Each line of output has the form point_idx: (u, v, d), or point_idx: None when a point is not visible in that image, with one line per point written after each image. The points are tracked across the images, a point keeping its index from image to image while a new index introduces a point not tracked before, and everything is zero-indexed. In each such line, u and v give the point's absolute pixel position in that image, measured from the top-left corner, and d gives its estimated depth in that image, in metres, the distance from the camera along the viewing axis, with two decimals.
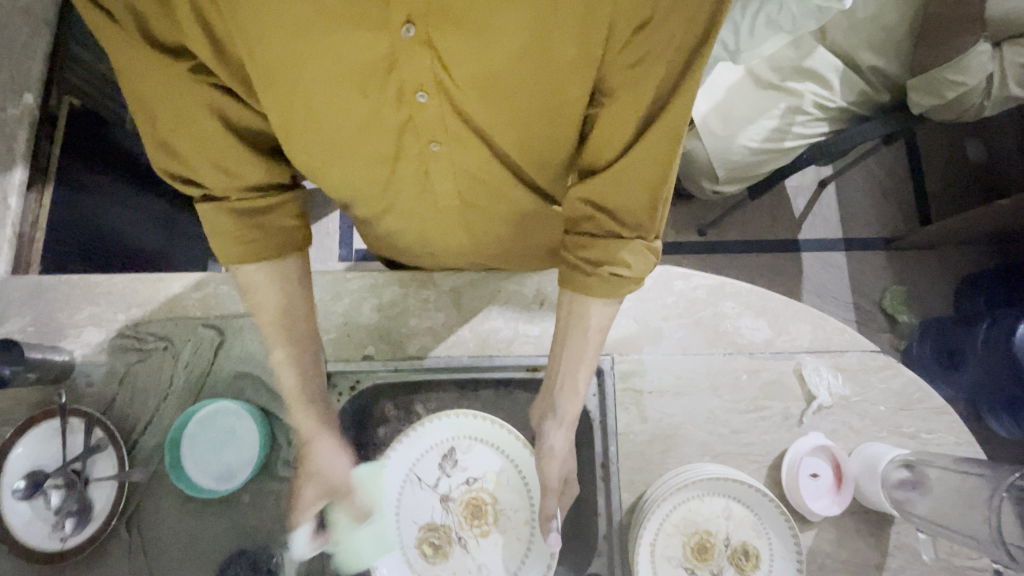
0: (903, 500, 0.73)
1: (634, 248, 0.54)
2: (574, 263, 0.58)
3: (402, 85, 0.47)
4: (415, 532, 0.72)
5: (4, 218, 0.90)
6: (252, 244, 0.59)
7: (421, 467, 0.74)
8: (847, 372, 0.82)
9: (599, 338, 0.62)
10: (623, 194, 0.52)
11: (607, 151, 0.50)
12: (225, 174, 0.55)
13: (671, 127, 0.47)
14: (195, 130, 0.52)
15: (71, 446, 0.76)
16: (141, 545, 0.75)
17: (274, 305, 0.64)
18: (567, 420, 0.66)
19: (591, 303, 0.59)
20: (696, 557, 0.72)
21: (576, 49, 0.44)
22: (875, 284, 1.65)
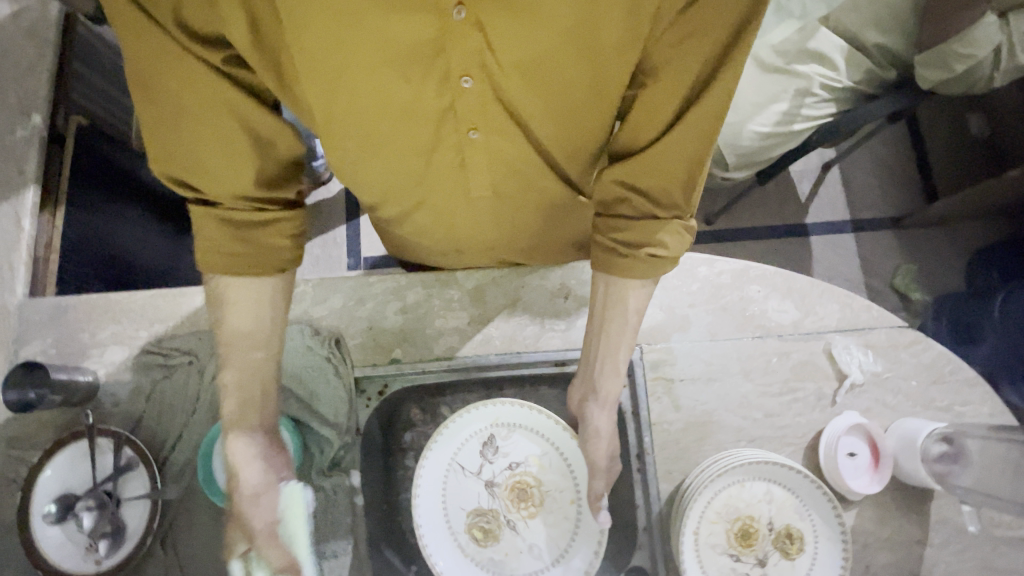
0: (944, 473, 0.72)
1: (672, 228, 0.55)
2: (608, 246, 0.57)
3: (448, 71, 0.47)
4: (463, 518, 0.72)
5: (18, 241, 0.89)
6: (232, 257, 0.58)
7: (463, 454, 0.74)
8: (877, 349, 0.82)
9: (637, 321, 0.63)
10: (663, 171, 0.52)
11: (648, 129, 0.51)
12: (220, 179, 0.55)
13: (715, 100, 0.48)
14: (204, 133, 0.51)
15: (101, 467, 0.75)
16: (178, 563, 0.74)
17: (252, 320, 0.62)
18: (608, 405, 0.66)
19: (629, 285, 0.59)
20: (741, 543, 0.71)
21: (624, 26, 0.44)
22: (885, 263, 1.65)
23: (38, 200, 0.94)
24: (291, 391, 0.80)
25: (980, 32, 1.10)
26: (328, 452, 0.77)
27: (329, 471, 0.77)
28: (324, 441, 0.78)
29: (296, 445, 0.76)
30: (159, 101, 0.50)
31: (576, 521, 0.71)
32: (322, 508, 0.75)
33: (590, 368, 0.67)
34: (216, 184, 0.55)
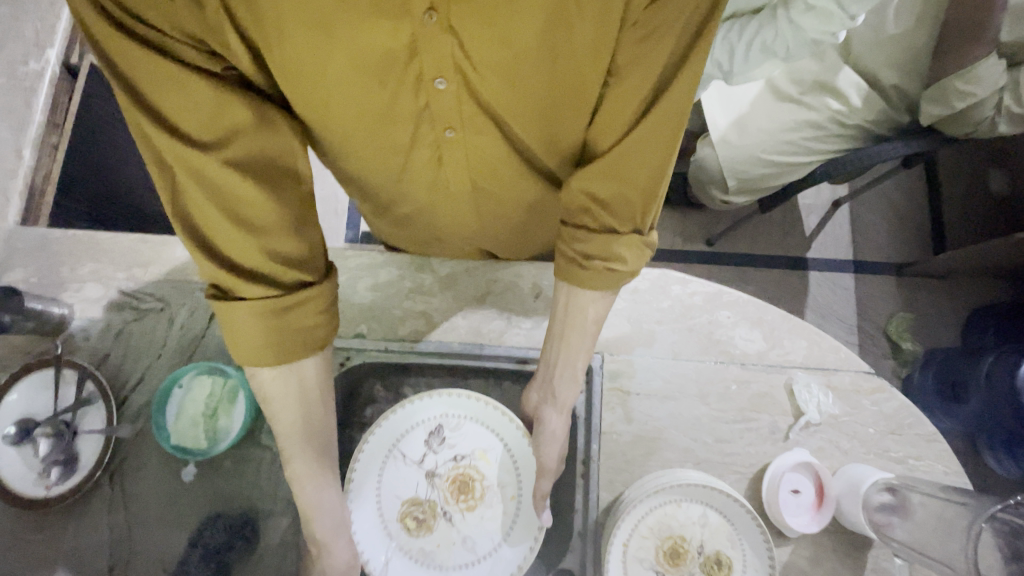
0: (882, 524, 0.72)
1: (629, 242, 0.56)
2: (569, 255, 0.59)
3: (422, 72, 0.49)
4: (397, 506, 0.72)
5: (17, 170, 0.93)
6: (293, 328, 0.53)
7: (408, 442, 0.74)
8: (838, 391, 0.81)
9: (595, 329, 0.65)
10: (622, 182, 0.53)
11: (617, 130, 0.52)
12: (254, 235, 0.49)
13: (670, 111, 0.48)
14: (233, 182, 0.47)
15: (64, 397, 0.77)
16: (123, 499, 0.76)
17: (289, 391, 0.58)
18: (564, 410, 0.70)
19: (586, 296, 0.62)
20: (668, 561, 0.71)
21: (590, 35, 0.46)
22: (881, 309, 1.63)
23: (41, 133, 0.99)
24: None
25: (983, 69, 1.05)
26: None
27: None
28: None
29: (252, 403, 0.76)
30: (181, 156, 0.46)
31: (514, 516, 0.72)
32: (267, 467, 0.77)
33: (548, 372, 0.70)
34: (248, 244, 0.49)
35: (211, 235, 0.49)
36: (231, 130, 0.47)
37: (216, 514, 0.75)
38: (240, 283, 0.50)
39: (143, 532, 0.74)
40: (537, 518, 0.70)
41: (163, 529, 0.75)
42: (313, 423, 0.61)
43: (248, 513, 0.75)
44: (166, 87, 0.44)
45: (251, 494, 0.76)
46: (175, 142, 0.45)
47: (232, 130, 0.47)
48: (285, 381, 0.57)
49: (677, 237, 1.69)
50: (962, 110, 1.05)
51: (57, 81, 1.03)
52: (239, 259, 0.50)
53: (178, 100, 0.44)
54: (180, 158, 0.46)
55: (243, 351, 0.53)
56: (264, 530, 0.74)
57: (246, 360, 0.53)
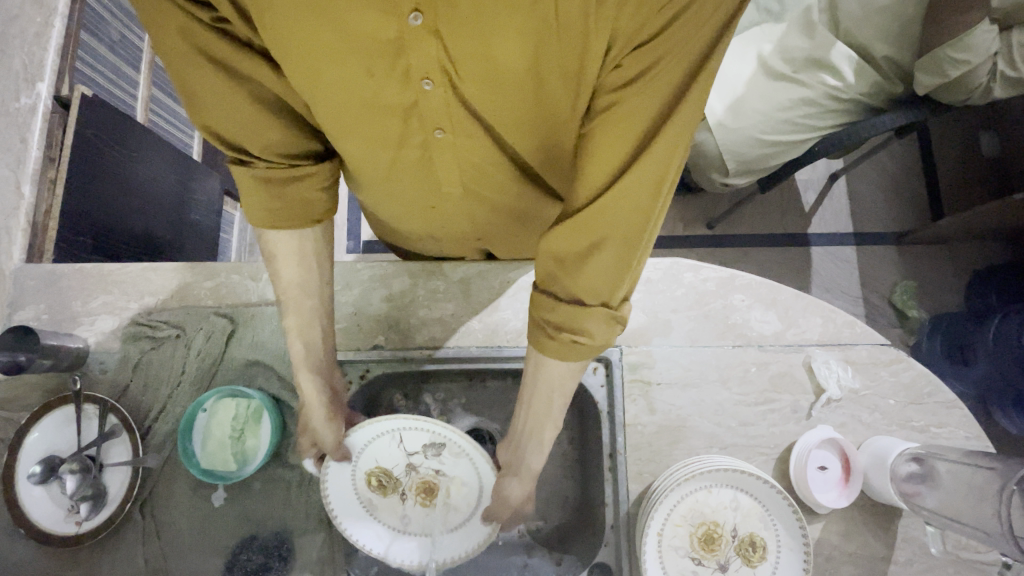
0: (912, 493, 0.73)
1: (596, 316, 0.49)
2: (534, 321, 0.52)
3: (409, 71, 0.47)
4: (371, 465, 0.73)
5: (17, 208, 0.94)
6: (295, 202, 0.57)
7: (412, 434, 0.73)
8: (857, 365, 0.82)
9: (563, 401, 0.59)
10: (591, 249, 0.46)
11: (585, 191, 0.45)
12: (257, 132, 0.52)
13: (651, 166, 0.41)
14: (229, 90, 0.49)
15: (87, 432, 0.77)
16: (156, 529, 0.76)
17: (300, 267, 0.62)
18: (524, 480, 0.66)
19: (556, 367, 0.54)
20: (703, 547, 0.72)
21: (577, 46, 0.42)
22: (885, 279, 1.64)
23: (38, 168, 0.96)
24: (273, 370, 0.81)
25: (975, 37, 1.05)
26: None
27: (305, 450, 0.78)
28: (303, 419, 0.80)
29: (277, 423, 0.77)
30: (184, 64, 0.48)
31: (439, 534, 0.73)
32: (296, 486, 0.77)
33: (516, 441, 0.64)
34: (254, 136, 0.53)
35: (219, 130, 0.53)
36: (223, 52, 0.47)
37: (249, 538, 0.75)
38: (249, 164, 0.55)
39: (179, 560, 0.75)
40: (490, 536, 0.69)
41: (199, 555, 0.75)
42: (314, 295, 0.65)
43: (283, 533, 0.75)
44: (164, 15, 0.45)
45: (283, 514, 0.76)
46: (179, 50, 0.47)
47: (224, 55, 0.48)
48: (294, 257, 0.62)
49: (677, 223, 1.70)
50: (955, 77, 1.05)
51: (49, 114, 0.99)
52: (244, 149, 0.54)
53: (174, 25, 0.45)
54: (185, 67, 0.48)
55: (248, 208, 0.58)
56: (298, 550, 0.75)
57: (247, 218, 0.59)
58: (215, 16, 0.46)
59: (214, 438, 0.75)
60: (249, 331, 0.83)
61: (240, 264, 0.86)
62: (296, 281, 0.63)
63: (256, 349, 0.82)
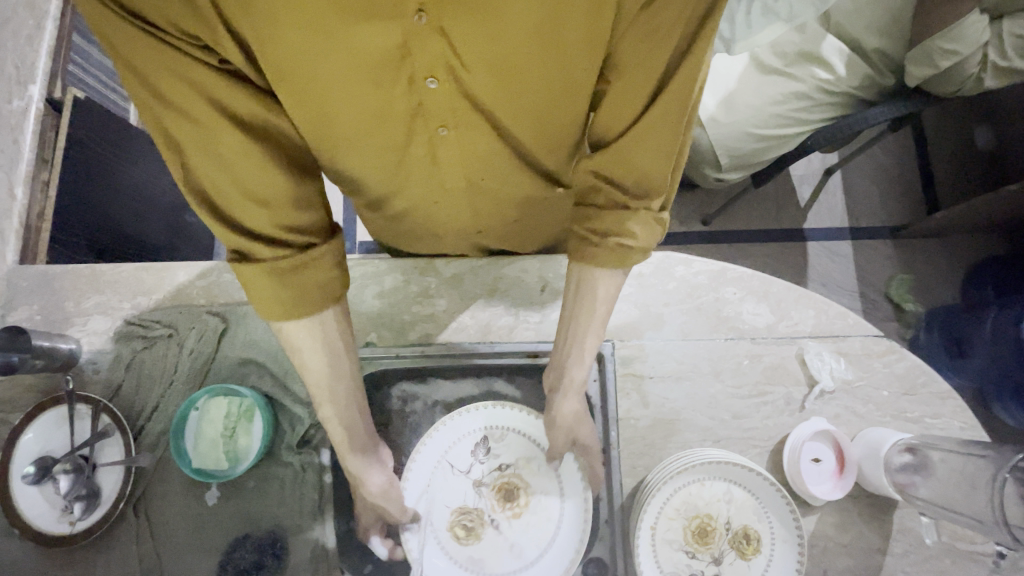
0: (906, 484, 0.72)
1: (640, 218, 0.55)
2: (581, 235, 0.59)
3: (414, 72, 0.47)
4: (446, 515, 0.73)
5: (11, 210, 0.91)
6: (315, 284, 0.54)
7: (454, 453, 0.76)
8: (850, 357, 0.82)
9: (607, 310, 0.63)
10: (629, 164, 0.53)
11: (618, 124, 0.51)
12: (267, 209, 0.49)
13: (676, 96, 0.47)
14: (237, 158, 0.45)
15: (80, 432, 0.77)
16: (149, 529, 0.76)
17: (315, 348, 0.59)
18: (574, 395, 0.69)
19: (597, 275, 0.60)
20: (697, 540, 0.72)
21: (582, 27, 0.44)
22: (881, 273, 1.63)
23: (32, 170, 0.96)
24: (266, 368, 0.81)
25: (966, 28, 1.05)
26: (300, 431, 0.78)
27: (298, 448, 0.78)
28: (295, 418, 0.79)
29: (268, 422, 0.77)
30: (187, 132, 0.43)
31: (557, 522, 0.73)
32: (290, 484, 0.77)
33: (559, 355, 0.68)
34: (263, 216, 0.49)
35: (226, 205, 0.48)
36: (242, 108, 0.44)
37: (243, 536, 0.75)
38: (262, 247, 0.50)
39: (172, 558, 0.75)
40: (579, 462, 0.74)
41: (193, 554, 0.75)
42: (342, 377, 0.63)
43: (276, 531, 0.75)
44: (166, 75, 0.40)
45: (277, 512, 0.76)
46: (174, 124, 0.43)
47: (238, 110, 0.44)
48: (313, 338, 0.58)
49: (673, 220, 1.70)
50: (948, 67, 1.05)
51: (41, 115, 0.98)
52: (254, 228, 0.50)
53: (180, 85, 0.41)
54: (189, 135, 0.43)
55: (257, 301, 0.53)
56: (292, 547, 0.74)
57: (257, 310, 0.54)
58: (222, 61, 0.42)
59: (206, 438, 0.75)
60: (241, 330, 0.83)
61: (232, 263, 0.87)
62: (325, 366, 0.60)
63: (248, 347, 0.82)
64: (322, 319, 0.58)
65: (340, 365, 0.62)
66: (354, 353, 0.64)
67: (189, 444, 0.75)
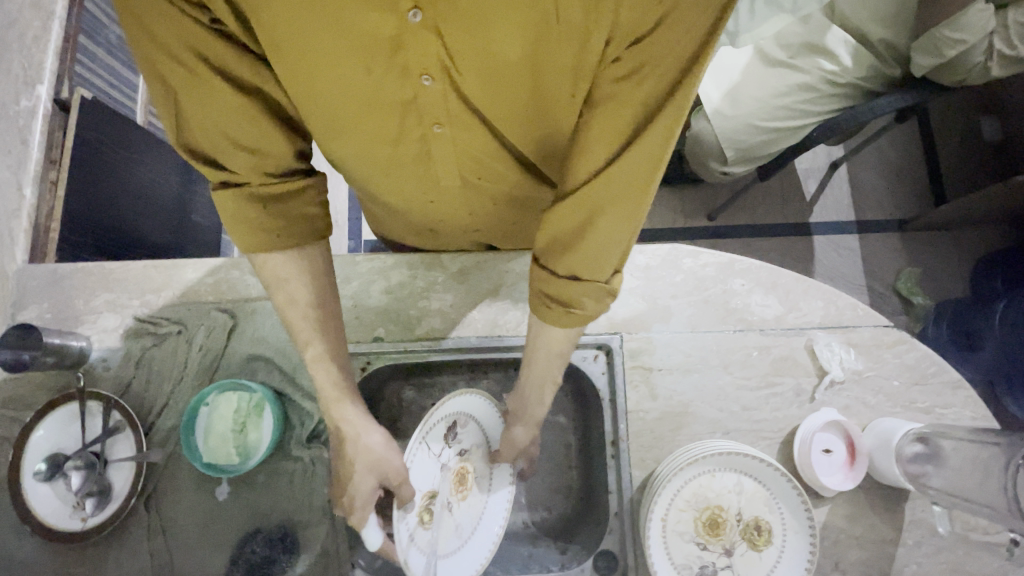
0: (918, 474, 0.72)
1: (589, 289, 0.52)
2: (533, 291, 0.55)
3: (408, 68, 0.47)
4: (420, 500, 0.66)
5: (19, 209, 0.94)
6: (294, 220, 0.57)
7: (434, 433, 0.67)
8: (860, 347, 0.81)
9: (562, 362, 0.62)
10: (585, 226, 0.48)
11: (578, 176, 0.46)
12: (249, 152, 0.51)
13: (639, 165, 0.43)
14: (224, 109, 0.47)
15: (91, 429, 0.77)
16: (160, 525, 0.76)
17: (299, 291, 0.61)
18: (530, 426, 0.71)
19: (555, 333, 0.57)
20: (708, 532, 0.72)
21: (571, 48, 0.43)
22: (888, 266, 1.63)
23: (40, 170, 0.97)
24: (275, 364, 0.82)
25: (970, 16, 1.04)
26: (309, 425, 0.79)
27: (308, 443, 0.78)
28: (305, 413, 0.80)
29: (278, 416, 0.78)
30: (177, 77, 0.46)
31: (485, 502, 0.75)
32: (299, 479, 0.77)
33: (518, 393, 0.68)
34: (245, 159, 0.51)
35: (213, 147, 0.51)
36: (230, 64, 0.46)
37: (254, 531, 0.75)
38: (247, 182, 0.53)
39: (183, 554, 0.75)
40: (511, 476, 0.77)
41: (204, 550, 0.75)
42: (332, 319, 0.64)
43: (286, 525, 0.76)
44: (160, 25, 0.43)
45: (287, 507, 0.76)
46: (168, 71, 0.45)
47: (228, 67, 0.46)
48: (297, 277, 0.61)
49: (678, 216, 1.69)
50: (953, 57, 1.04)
51: (49, 116, 0.99)
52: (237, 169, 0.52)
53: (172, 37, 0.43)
54: (180, 82, 0.46)
55: (237, 233, 0.56)
56: (303, 542, 0.75)
57: (237, 242, 0.57)
58: (214, 20, 0.44)
59: (216, 433, 0.75)
60: (249, 326, 0.83)
61: (239, 260, 0.87)
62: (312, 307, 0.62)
63: (256, 343, 0.82)
64: (307, 259, 0.61)
65: (321, 309, 0.63)
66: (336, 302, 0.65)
67: (198, 438, 0.75)
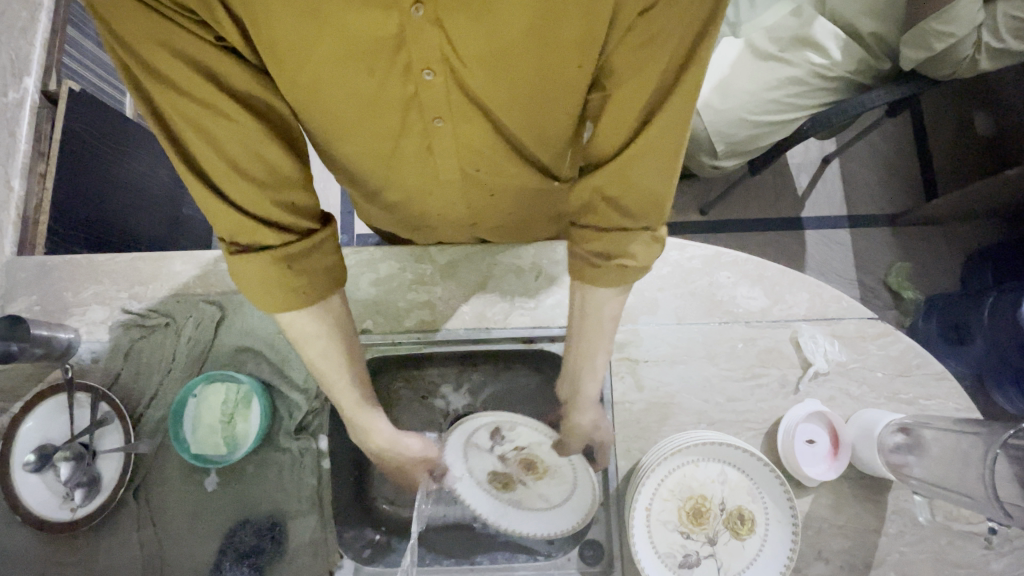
0: (900, 464, 0.73)
1: (643, 239, 0.53)
2: (581, 255, 0.56)
3: (410, 63, 0.48)
4: (482, 476, 0.79)
5: (8, 201, 0.91)
6: (317, 267, 0.54)
7: (476, 435, 0.79)
8: (844, 339, 0.82)
9: (613, 326, 0.62)
10: (632, 178, 0.50)
11: (614, 136, 0.48)
12: (272, 194, 0.49)
13: (675, 116, 0.45)
14: (243, 142, 0.45)
15: (79, 420, 0.77)
16: (150, 515, 0.77)
17: (319, 336, 0.60)
18: (588, 409, 0.70)
19: (602, 294, 0.57)
20: (692, 521, 0.73)
21: (579, 28, 0.44)
22: (880, 261, 1.63)
23: (29, 162, 0.96)
24: (263, 355, 0.82)
25: (960, 9, 1.05)
26: (296, 416, 0.79)
27: (296, 434, 0.79)
28: (292, 404, 0.80)
29: (266, 408, 0.78)
30: (184, 105, 0.43)
31: (574, 482, 0.77)
32: (288, 469, 0.78)
33: (573, 375, 0.68)
34: (267, 203, 0.49)
35: (221, 181, 0.47)
36: (244, 90, 0.45)
37: (243, 522, 0.76)
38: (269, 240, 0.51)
39: (173, 545, 0.75)
40: (586, 465, 0.75)
41: (193, 540, 0.75)
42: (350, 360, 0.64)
43: (275, 516, 0.76)
44: (163, 49, 0.40)
45: (276, 497, 0.77)
46: (183, 105, 0.43)
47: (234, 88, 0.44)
48: (316, 326, 0.59)
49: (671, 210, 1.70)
50: (943, 50, 1.04)
51: (36, 107, 0.99)
52: (256, 213, 0.49)
53: (176, 59, 0.41)
54: (185, 109, 0.43)
55: (257, 290, 0.53)
56: (292, 532, 0.75)
57: (259, 299, 0.54)
58: (219, 36, 0.42)
59: (204, 426, 0.76)
60: (238, 318, 0.83)
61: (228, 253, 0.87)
62: (330, 354, 0.62)
63: (245, 335, 0.83)
64: (323, 305, 0.58)
65: (341, 340, 0.62)
66: (355, 333, 0.65)
67: (187, 429, 0.76)
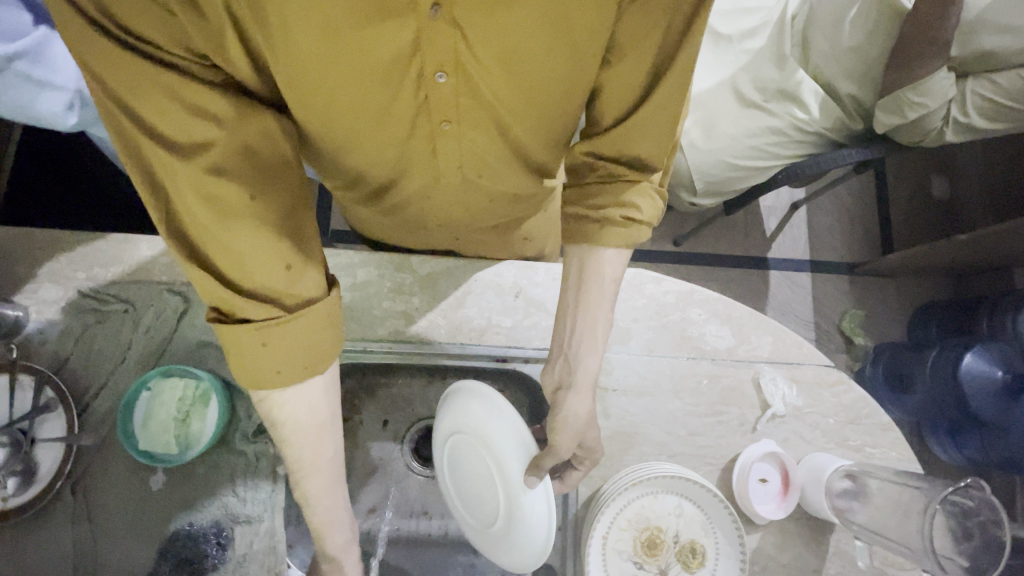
0: (844, 509, 0.76)
1: (643, 191, 0.61)
2: (580, 214, 0.63)
3: (423, 66, 0.49)
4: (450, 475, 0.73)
5: None
6: (300, 340, 0.51)
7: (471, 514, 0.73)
8: (802, 384, 0.86)
9: (613, 290, 0.65)
10: (640, 140, 0.58)
11: (624, 100, 0.57)
12: (255, 248, 0.48)
13: (673, 85, 0.53)
14: (231, 190, 0.46)
15: (20, 404, 0.73)
16: (86, 511, 0.72)
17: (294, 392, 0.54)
18: (584, 392, 0.65)
19: (603, 251, 0.63)
20: (646, 552, 0.74)
21: (594, 26, 0.49)
22: (836, 306, 1.71)
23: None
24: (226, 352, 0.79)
25: (934, 83, 1.12)
26: (256, 419, 0.76)
27: (254, 437, 0.76)
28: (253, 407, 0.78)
29: (225, 409, 0.75)
30: (166, 169, 0.44)
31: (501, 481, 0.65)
32: (242, 472, 0.75)
33: (565, 352, 0.66)
34: (254, 258, 0.48)
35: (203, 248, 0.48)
36: (244, 133, 0.47)
37: (186, 524, 0.72)
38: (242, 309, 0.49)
39: (108, 545, 0.71)
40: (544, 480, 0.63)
41: (131, 540, 0.72)
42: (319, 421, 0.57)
43: (222, 519, 0.73)
44: (151, 91, 0.42)
45: (224, 501, 0.74)
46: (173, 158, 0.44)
47: (226, 121, 0.45)
48: (298, 412, 0.55)
49: None
50: (914, 119, 1.12)
51: None
52: (239, 283, 0.49)
53: (171, 100, 0.43)
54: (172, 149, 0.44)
55: (235, 359, 0.51)
56: (235, 539, 0.72)
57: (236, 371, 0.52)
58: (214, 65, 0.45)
59: (156, 420, 0.72)
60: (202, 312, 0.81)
61: None
62: (298, 418, 0.55)
63: (209, 330, 0.80)
64: (309, 383, 0.55)
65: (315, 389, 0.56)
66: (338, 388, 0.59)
67: (139, 411, 0.73)
